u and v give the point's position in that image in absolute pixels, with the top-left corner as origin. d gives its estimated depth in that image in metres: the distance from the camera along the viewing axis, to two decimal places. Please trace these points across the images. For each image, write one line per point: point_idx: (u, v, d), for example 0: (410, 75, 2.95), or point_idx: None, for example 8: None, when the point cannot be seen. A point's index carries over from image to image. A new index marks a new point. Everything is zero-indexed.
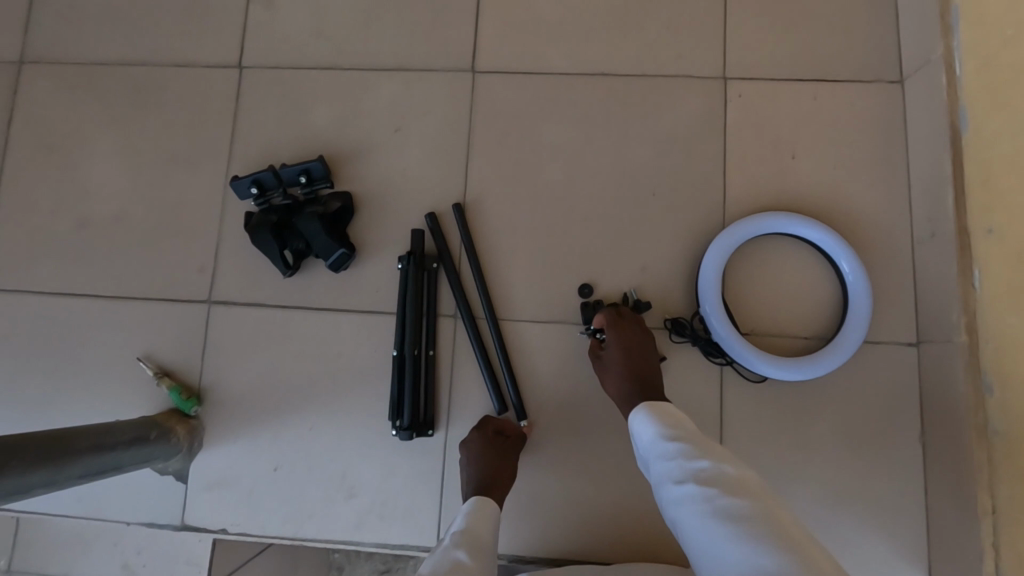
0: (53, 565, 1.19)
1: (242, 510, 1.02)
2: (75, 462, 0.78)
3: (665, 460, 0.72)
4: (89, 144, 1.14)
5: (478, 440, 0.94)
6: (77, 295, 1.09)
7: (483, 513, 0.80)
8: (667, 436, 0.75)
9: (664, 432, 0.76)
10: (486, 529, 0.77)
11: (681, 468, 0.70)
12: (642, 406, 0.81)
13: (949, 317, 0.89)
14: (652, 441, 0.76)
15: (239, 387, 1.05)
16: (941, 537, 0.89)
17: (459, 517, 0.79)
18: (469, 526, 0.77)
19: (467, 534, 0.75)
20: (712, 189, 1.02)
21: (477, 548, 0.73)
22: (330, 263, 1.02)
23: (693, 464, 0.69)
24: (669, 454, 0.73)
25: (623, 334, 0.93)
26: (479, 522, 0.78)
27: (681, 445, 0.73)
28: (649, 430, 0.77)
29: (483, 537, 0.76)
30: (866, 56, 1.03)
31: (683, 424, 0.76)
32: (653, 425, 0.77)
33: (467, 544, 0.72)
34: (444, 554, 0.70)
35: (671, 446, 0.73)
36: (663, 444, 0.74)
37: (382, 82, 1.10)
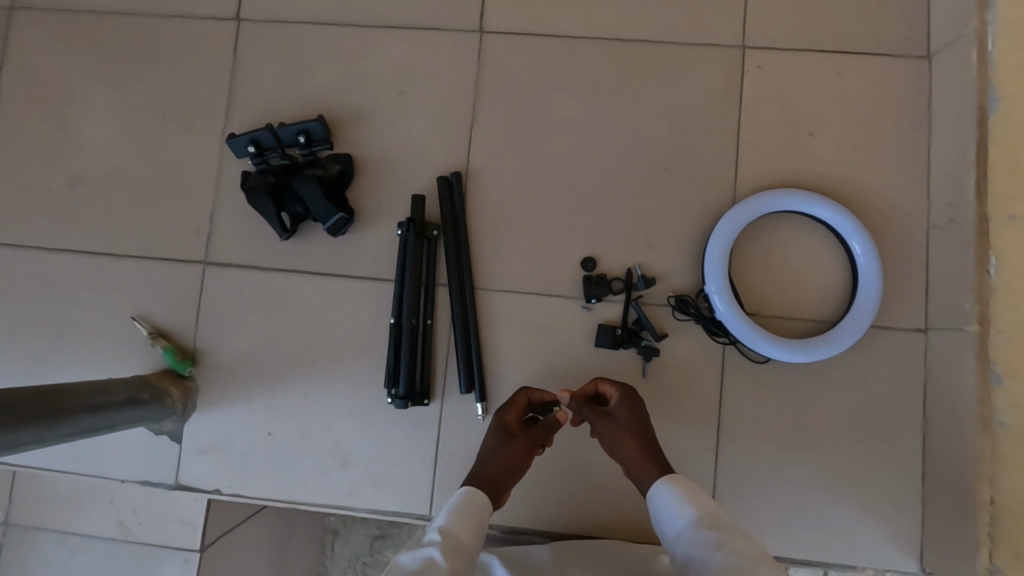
0: (49, 519, 1.19)
1: (236, 473, 1.02)
2: (66, 421, 0.77)
3: (697, 550, 0.62)
4: (83, 96, 1.10)
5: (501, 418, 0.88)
6: (70, 252, 1.07)
7: (468, 512, 0.73)
8: (703, 523, 0.65)
9: (699, 518, 0.66)
10: (470, 531, 0.71)
11: (715, 557, 0.60)
12: (667, 486, 0.73)
13: (962, 305, 0.87)
14: (684, 524, 0.67)
15: (235, 349, 1.04)
16: (936, 526, 0.89)
17: (443, 512, 0.73)
18: (449, 525, 0.70)
19: (448, 531, 0.69)
20: (724, 164, 0.99)
21: (456, 550, 0.67)
22: (328, 227, 0.99)
23: (729, 555, 0.59)
24: (700, 543, 0.63)
25: (628, 397, 0.86)
26: (464, 522, 0.71)
27: (716, 536, 0.63)
28: (680, 516, 0.68)
29: (464, 540, 0.69)
30: (894, 28, 0.98)
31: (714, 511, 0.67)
32: (684, 511, 0.68)
33: (444, 542, 0.66)
34: (415, 553, 0.65)
35: (705, 535, 0.63)
36: (697, 530, 0.65)
37: (386, 42, 1.06)
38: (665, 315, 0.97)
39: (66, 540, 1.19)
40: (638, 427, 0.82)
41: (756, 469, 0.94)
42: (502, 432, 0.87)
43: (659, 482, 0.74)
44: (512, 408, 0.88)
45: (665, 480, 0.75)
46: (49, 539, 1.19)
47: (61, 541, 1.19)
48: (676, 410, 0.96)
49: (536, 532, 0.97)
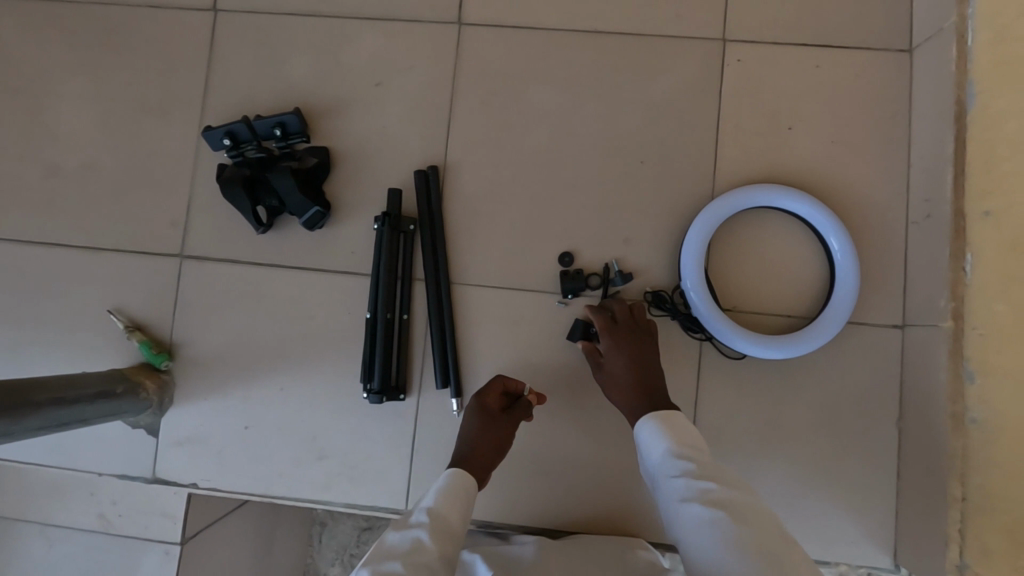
0: (30, 511, 1.20)
1: (212, 467, 1.02)
2: (34, 414, 0.76)
3: (670, 479, 0.72)
4: (58, 88, 1.09)
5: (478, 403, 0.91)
6: (46, 245, 1.06)
7: (456, 494, 0.77)
8: (676, 454, 0.74)
9: (673, 448, 0.75)
10: (457, 511, 0.75)
11: (684, 485, 0.69)
12: (649, 419, 0.81)
13: (938, 301, 0.87)
14: (659, 452, 0.76)
15: (212, 343, 1.03)
16: (910, 523, 0.89)
17: (431, 493, 0.77)
18: (435, 506, 0.74)
19: (435, 513, 0.73)
20: (703, 159, 0.98)
21: (442, 531, 0.71)
22: (304, 221, 0.98)
23: (695, 482, 0.69)
24: (673, 472, 0.72)
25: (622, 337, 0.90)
26: (450, 503, 0.75)
27: (687, 465, 0.72)
28: (658, 448, 0.77)
29: (450, 521, 0.73)
30: (876, 21, 0.97)
31: (689, 442, 0.76)
32: (662, 442, 0.77)
33: (432, 524, 0.71)
34: (404, 533, 0.69)
35: (677, 464, 0.73)
36: (670, 458, 0.74)
37: (364, 34, 1.04)
38: (641, 310, 0.97)
39: (46, 532, 1.19)
40: (632, 367, 0.88)
41: (732, 464, 0.94)
42: (484, 416, 0.90)
43: (646, 415, 0.82)
44: (490, 393, 0.92)
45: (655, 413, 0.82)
46: (30, 531, 1.20)
47: (41, 533, 1.19)
48: None
49: (511, 526, 0.97)
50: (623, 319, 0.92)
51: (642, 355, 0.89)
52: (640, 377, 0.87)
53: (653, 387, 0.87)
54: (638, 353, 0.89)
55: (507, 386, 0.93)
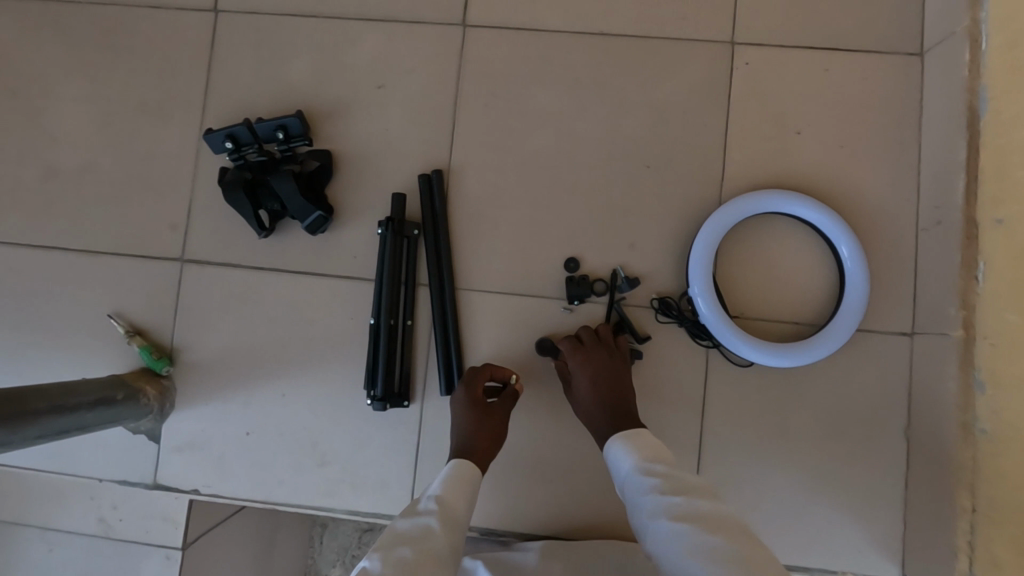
0: (30, 515, 1.19)
1: (214, 473, 1.01)
2: (32, 423, 0.75)
3: (638, 495, 0.71)
4: (57, 88, 1.08)
5: (468, 394, 0.91)
6: (45, 248, 1.05)
7: (461, 483, 0.78)
8: (642, 470, 0.74)
9: (641, 464, 0.75)
10: (463, 500, 0.76)
11: (650, 500, 0.69)
12: (617, 438, 0.81)
13: (948, 310, 0.86)
14: (628, 470, 0.76)
15: (213, 349, 1.02)
16: (917, 532, 0.88)
17: (437, 481, 0.78)
18: (441, 494, 0.75)
19: (442, 501, 0.74)
20: (710, 163, 0.97)
21: (449, 518, 0.72)
22: (306, 225, 0.97)
23: (661, 496, 0.69)
24: (641, 488, 0.72)
25: (585, 360, 0.90)
26: (455, 492, 0.77)
27: (653, 479, 0.72)
28: (626, 465, 0.77)
29: (456, 508, 0.74)
30: (887, 24, 0.96)
31: (657, 456, 0.76)
32: (629, 459, 0.77)
33: (440, 511, 0.72)
34: (413, 519, 0.70)
35: (643, 480, 0.72)
36: (637, 474, 0.74)
37: (367, 35, 1.03)
38: (647, 317, 0.96)
39: (47, 535, 1.18)
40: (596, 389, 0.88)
41: (738, 472, 0.93)
42: (476, 407, 0.90)
43: (614, 435, 0.82)
44: (478, 384, 0.91)
45: (619, 434, 0.81)
46: (30, 534, 1.19)
47: (42, 537, 1.19)
48: (656, 412, 0.95)
49: (512, 532, 0.97)
50: (589, 340, 0.92)
51: (611, 372, 0.89)
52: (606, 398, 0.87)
53: (620, 407, 0.87)
54: (607, 370, 0.89)
55: (491, 376, 0.93)
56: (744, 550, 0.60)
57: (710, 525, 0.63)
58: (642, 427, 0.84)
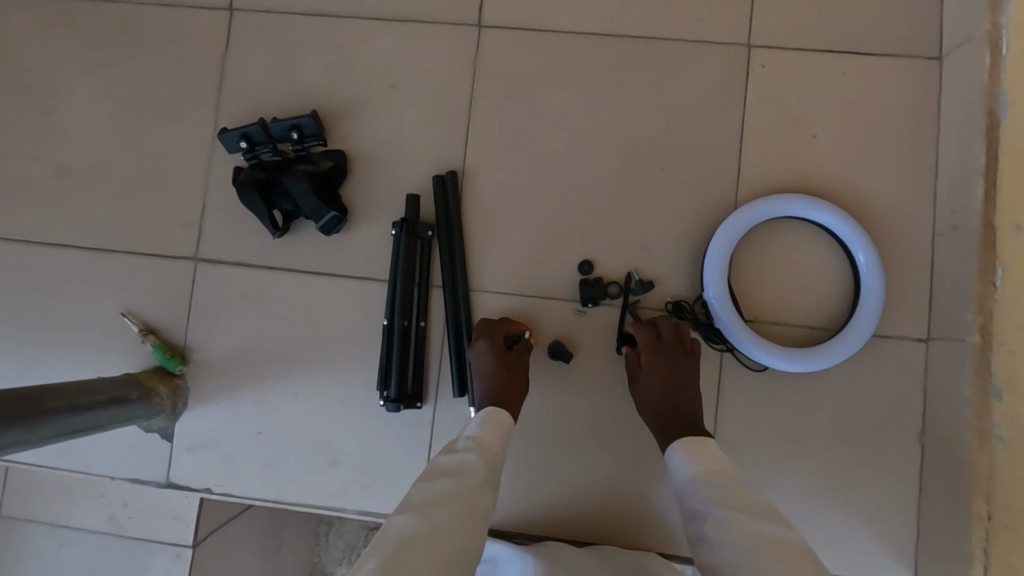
0: (40, 511, 1.19)
1: (226, 472, 1.02)
2: (49, 422, 0.75)
3: (697, 505, 0.67)
4: (70, 87, 1.08)
5: (490, 346, 0.90)
6: (58, 246, 1.05)
7: (497, 425, 0.79)
8: (703, 479, 0.70)
9: (700, 475, 0.71)
10: (499, 440, 0.77)
11: (709, 512, 0.65)
12: (678, 443, 0.77)
13: (964, 315, 0.86)
14: (686, 480, 0.72)
15: (226, 348, 1.02)
16: (931, 537, 0.88)
17: (473, 422, 0.79)
18: (478, 434, 0.76)
19: (478, 441, 0.75)
20: (725, 166, 0.96)
21: (486, 456, 0.73)
22: (320, 226, 0.96)
23: (724, 510, 0.64)
24: (700, 498, 0.67)
25: (661, 356, 0.88)
26: (492, 432, 0.77)
27: (714, 491, 0.67)
28: (685, 472, 0.73)
29: (493, 447, 0.75)
30: (905, 28, 0.95)
31: (719, 467, 0.72)
32: (688, 467, 0.73)
33: (477, 450, 0.73)
34: (452, 456, 0.72)
35: (704, 490, 0.68)
36: (696, 486, 0.70)
37: (381, 34, 1.03)
38: (661, 320, 0.96)
39: (57, 532, 1.19)
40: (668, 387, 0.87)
41: (751, 476, 0.93)
42: (501, 357, 0.90)
43: (675, 439, 0.79)
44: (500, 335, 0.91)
45: (684, 437, 0.78)
46: (40, 531, 1.19)
47: (52, 534, 1.19)
48: None
49: (524, 535, 0.96)
50: (669, 337, 0.89)
51: (679, 376, 0.87)
52: (674, 398, 0.86)
53: (683, 409, 0.85)
54: (673, 373, 0.87)
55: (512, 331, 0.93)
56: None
57: (776, 547, 0.59)
58: (707, 435, 0.79)
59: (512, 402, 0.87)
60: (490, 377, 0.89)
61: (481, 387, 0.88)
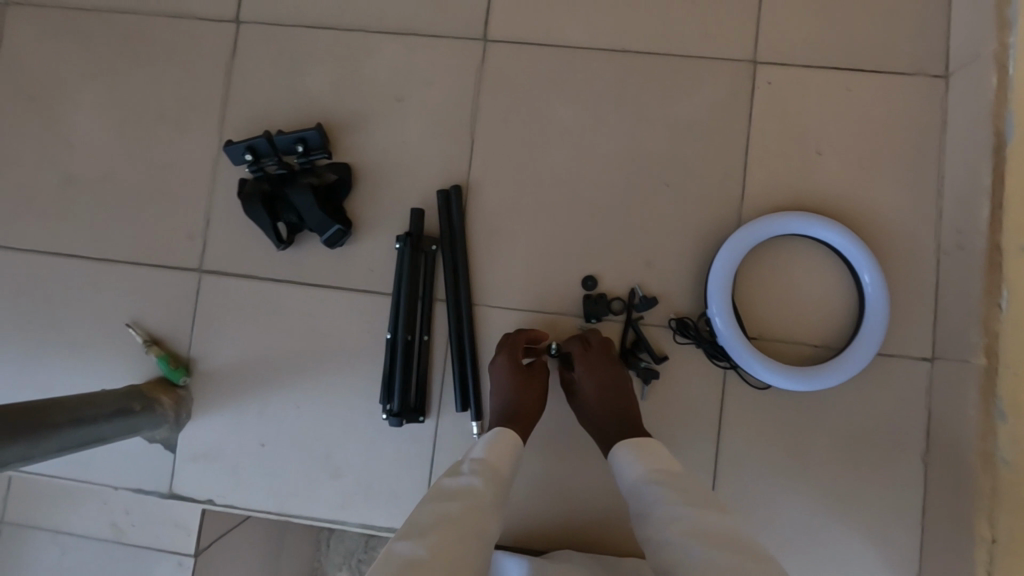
0: (44, 518, 1.20)
1: (228, 483, 1.02)
2: (53, 436, 0.76)
3: (644, 502, 0.69)
4: (77, 97, 1.08)
5: (507, 362, 0.91)
6: (63, 256, 1.06)
7: (504, 447, 0.78)
8: (649, 478, 0.72)
9: (646, 474, 0.73)
10: (505, 463, 0.76)
11: (655, 508, 0.67)
12: (623, 445, 0.79)
13: (969, 335, 0.85)
14: (632, 480, 0.74)
15: (229, 359, 1.02)
16: (935, 557, 0.88)
17: (479, 444, 0.79)
18: (484, 456, 0.76)
19: (484, 463, 0.74)
20: (730, 183, 0.96)
21: (492, 479, 0.72)
22: (325, 239, 0.97)
23: (669, 505, 0.66)
24: (647, 496, 0.70)
25: (592, 368, 0.89)
26: (498, 454, 0.77)
27: (660, 488, 0.70)
28: (632, 472, 0.75)
29: (498, 469, 0.75)
30: (912, 45, 0.95)
31: (664, 465, 0.74)
32: (635, 467, 0.75)
33: (482, 473, 0.72)
34: (457, 478, 0.71)
35: (651, 488, 0.70)
36: (643, 485, 0.72)
37: (386, 47, 1.03)
38: (665, 336, 0.95)
39: (60, 539, 1.19)
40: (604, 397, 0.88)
41: (754, 494, 0.93)
42: (518, 373, 0.91)
43: (619, 442, 0.81)
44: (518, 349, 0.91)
45: (625, 440, 0.80)
46: (44, 538, 1.20)
47: (55, 540, 1.19)
48: (672, 432, 0.94)
49: (525, 549, 0.96)
50: (596, 347, 0.91)
51: (612, 384, 0.88)
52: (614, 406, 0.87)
53: (627, 415, 0.86)
54: (616, 379, 0.89)
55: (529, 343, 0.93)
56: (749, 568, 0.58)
57: (719, 537, 0.62)
58: (647, 435, 0.82)
59: (527, 419, 0.88)
60: (510, 391, 0.90)
61: (498, 402, 0.89)
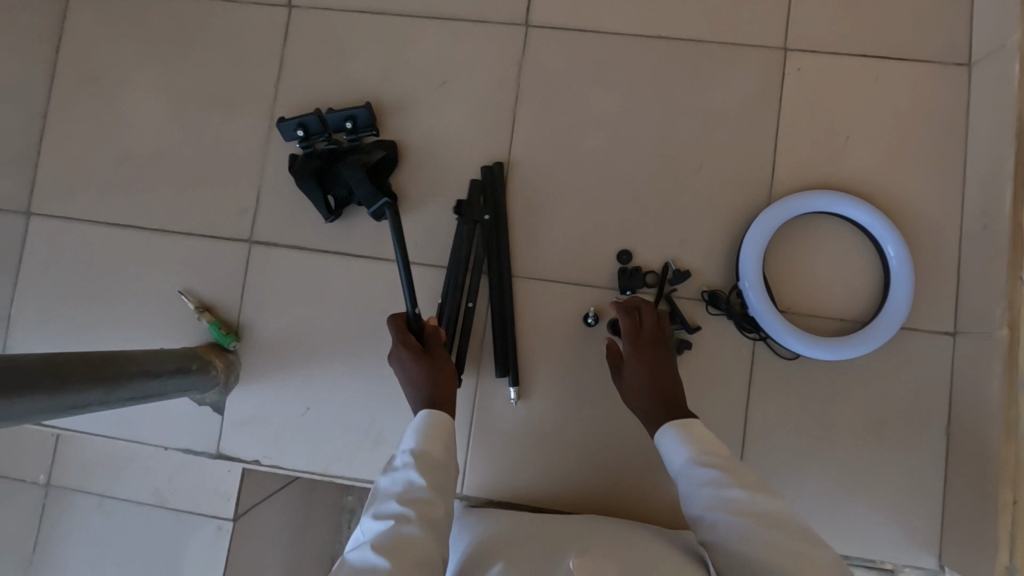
0: (89, 482, 1.24)
1: (274, 445, 1.06)
2: (126, 385, 0.80)
3: (696, 487, 0.73)
4: (135, 76, 1.14)
5: (405, 351, 0.92)
6: (120, 227, 1.11)
7: (435, 431, 0.82)
8: (697, 461, 0.76)
9: (695, 457, 0.77)
10: (439, 446, 0.81)
11: (709, 494, 0.71)
12: (668, 426, 0.82)
13: (993, 310, 0.89)
14: (680, 463, 0.77)
15: (277, 327, 1.07)
16: (957, 525, 0.91)
17: (411, 433, 0.82)
18: (419, 448, 0.80)
19: (419, 455, 0.79)
20: (761, 164, 1.01)
21: (428, 466, 0.78)
22: (372, 212, 1.01)
23: (723, 492, 0.71)
24: (699, 480, 0.74)
25: (640, 348, 0.91)
26: (433, 441, 0.81)
27: (711, 472, 0.74)
28: (678, 454, 0.78)
29: (436, 457, 0.79)
30: (936, 35, 0.99)
31: (710, 448, 0.77)
32: (681, 449, 0.78)
33: (419, 465, 0.77)
34: (394, 477, 0.77)
35: (701, 472, 0.74)
36: (692, 468, 0.75)
37: (432, 33, 1.08)
38: (697, 309, 0.99)
39: (104, 503, 1.23)
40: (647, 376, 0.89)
41: (782, 462, 0.97)
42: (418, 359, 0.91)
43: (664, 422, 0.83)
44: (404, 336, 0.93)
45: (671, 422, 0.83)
46: (88, 501, 1.24)
47: (99, 504, 1.24)
48: (703, 401, 0.98)
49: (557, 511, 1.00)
50: (648, 328, 0.92)
51: (657, 365, 0.90)
52: (657, 386, 0.88)
53: (668, 395, 0.87)
54: (661, 362, 0.90)
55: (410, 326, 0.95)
56: (808, 558, 0.64)
57: (776, 527, 0.67)
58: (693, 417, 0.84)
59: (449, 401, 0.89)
60: (415, 379, 0.90)
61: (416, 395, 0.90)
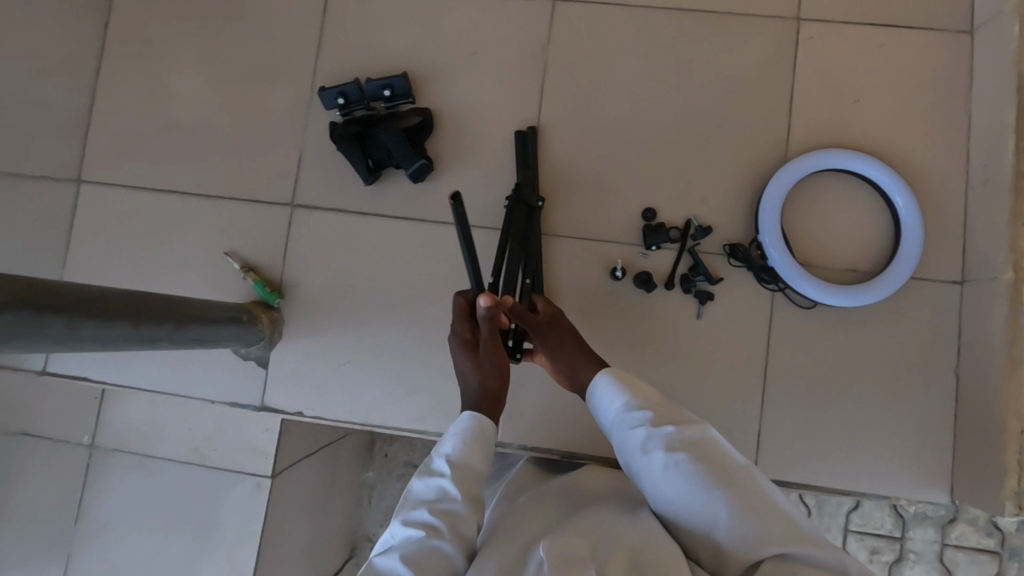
0: (132, 442, 1.30)
1: (316, 397, 1.11)
2: (190, 327, 0.85)
3: (632, 430, 0.74)
4: (180, 51, 1.20)
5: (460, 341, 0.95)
6: (166, 193, 1.16)
7: (475, 442, 0.78)
8: (631, 407, 0.76)
9: (628, 403, 0.77)
10: (478, 457, 0.77)
11: (644, 436, 0.72)
12: (598, 377, 0.82)
13: (998, 255, 0.95)
14: (615, 411, 0.78)
15: (318, 285, 1.13)
16: (966, 459, 0.97)
17: (451, 438, 0.78)
18: (456, 454, 0.76)
19: (455, 463, 0.75)
20: (777, 126, 1.07)
21: (464, 476, 0.74)
22: (410, 173, 1.07)
23: (655, 431, 0.72)
24: (634, 424, 0.74)
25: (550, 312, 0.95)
26: (472, 451, 0.77)
27: (645, 414, 0.74)
28: (613, 402, 0.79)
29: (472, 470, 0.75)
30: (940, 4, 1.06)
31: (643, 391, 0.78)
32: (615, 397, 0.79)
33: (455, 473, 0.74)
34: (429, 483, 0.73)
35: (636, 415, 0.75)
36: (626, 415, 0.76)
37: (463, 7, 1.14)
38: (718, 262, 1.05)
39: (147, 462, 1.29)
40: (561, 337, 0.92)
41: (800, 404, 1.02)
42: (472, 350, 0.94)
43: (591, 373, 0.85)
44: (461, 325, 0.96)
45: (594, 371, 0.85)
46: (131, 461, 1.29)
47: (142, 463, 1.29)
48: (725, 348, 1.04)
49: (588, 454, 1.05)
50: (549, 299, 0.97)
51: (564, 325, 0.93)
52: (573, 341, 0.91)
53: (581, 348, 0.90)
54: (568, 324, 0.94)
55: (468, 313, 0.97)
56: (730, 480, 0.66)
57: (708, 456, 0.68)
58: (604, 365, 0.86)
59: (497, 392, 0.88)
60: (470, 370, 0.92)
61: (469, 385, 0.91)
